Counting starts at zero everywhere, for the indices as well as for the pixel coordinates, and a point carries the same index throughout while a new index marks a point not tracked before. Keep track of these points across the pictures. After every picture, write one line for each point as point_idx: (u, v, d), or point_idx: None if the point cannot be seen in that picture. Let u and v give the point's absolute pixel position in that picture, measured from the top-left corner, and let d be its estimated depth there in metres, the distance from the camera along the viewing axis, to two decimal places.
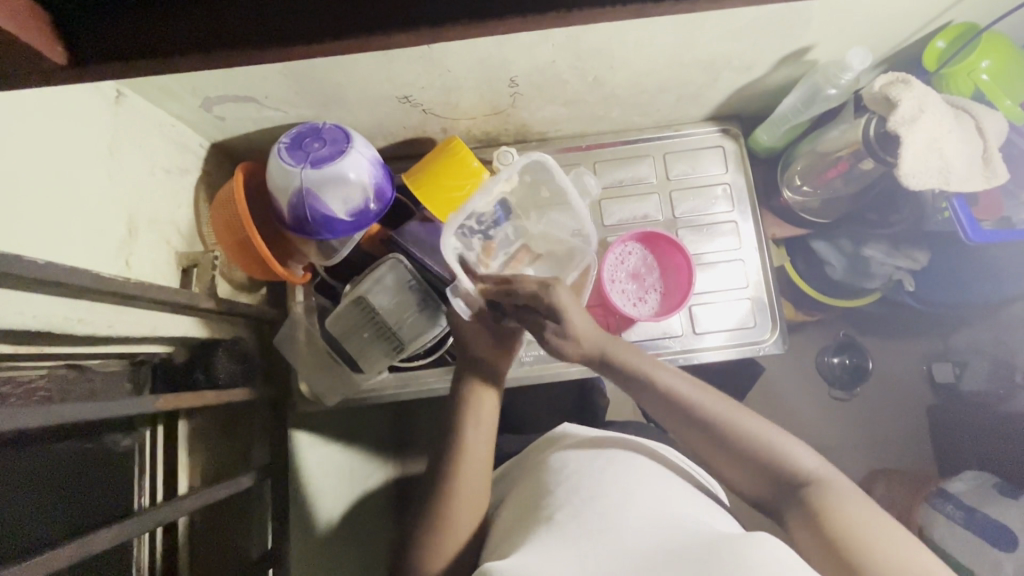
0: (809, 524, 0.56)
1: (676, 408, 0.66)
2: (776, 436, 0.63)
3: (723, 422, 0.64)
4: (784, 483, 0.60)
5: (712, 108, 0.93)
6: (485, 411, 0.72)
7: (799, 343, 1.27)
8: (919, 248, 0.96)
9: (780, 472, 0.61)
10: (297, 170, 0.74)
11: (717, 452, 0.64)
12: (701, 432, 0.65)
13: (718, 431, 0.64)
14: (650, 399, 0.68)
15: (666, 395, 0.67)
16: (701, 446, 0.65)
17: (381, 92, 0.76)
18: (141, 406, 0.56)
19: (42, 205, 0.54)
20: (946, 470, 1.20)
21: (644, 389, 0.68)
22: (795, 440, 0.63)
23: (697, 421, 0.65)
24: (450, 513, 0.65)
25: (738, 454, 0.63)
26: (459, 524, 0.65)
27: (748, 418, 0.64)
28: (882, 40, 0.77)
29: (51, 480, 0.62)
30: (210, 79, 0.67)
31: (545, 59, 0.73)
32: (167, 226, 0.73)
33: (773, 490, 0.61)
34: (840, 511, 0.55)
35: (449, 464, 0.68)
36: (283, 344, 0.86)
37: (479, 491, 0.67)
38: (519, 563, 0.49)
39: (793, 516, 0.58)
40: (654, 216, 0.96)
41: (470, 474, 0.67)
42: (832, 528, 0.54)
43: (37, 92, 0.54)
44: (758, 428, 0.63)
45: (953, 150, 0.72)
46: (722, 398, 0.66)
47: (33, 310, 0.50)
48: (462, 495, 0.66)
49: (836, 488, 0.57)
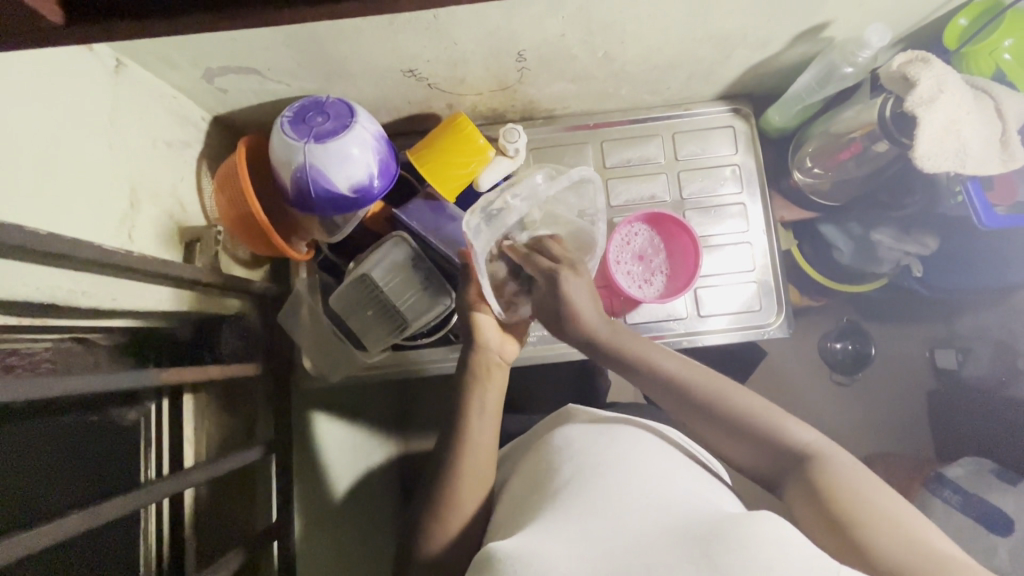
0: (812, 503, 0.56)
1: (677, 397, 0.66)
2: (780, 416, 0.62)
3: (725, 404, 0.64)
4: (787, 460, 0.60)
5: (724, 86, 0.91)
6: (492, 395, 0.71)
7: (803, 327, 1.27)
8: (929, 232, 0.95)
9: (784, 451, 0.61)
10: (301, 145, 0.72)
11: (722, 437, 0.64)
12: (700, 415, 0.65)
13: (723, 415, 0.63)
14: (652, 388, 0.68)
15: (663, 378, 0.67)
16: (703, 430, 0.65)
17: (385, 65, 0.74)
18: (144, 378, 0.55)
19: (43, 174, 0.53)
20: (944, 454, 1.21)
21: (641, 374, 0.69)
22: (799, 420, 0.63)
23: (702, 408, 0.64)
24: (451, 493, 0.65)
25: (743, 437, 0.62)
26: (464, 499, 0.65)
27: (746, 397, 0.64)
28: (904, 17, 0.74)
29: (54, 452, 0.63)
30: (211, 50, 0.66)
31: (554, 32, 0.70)
32: (169, 200, 0.72)
33: (774, 466, 0.61)
34: (846, 489, 0.54)
35: (455, 441, 0.68)
36: (287, 321, 0.85)
37: (483, 471, 0.67)
38: (523, 543, 0.49)
39: (795, 492, 0.58)
40: (661, 196, 0.95)
41: (477, 453, 0.67)
42: (836, 507, 0.54)
43: (35, 57, 0.53)
44: (760, 409, 0.63)
45: (971, 132, 0.71)
46: (724, 380, 0.66)
47: (34, 281, 0.49)
48: (470, 473, 0.66)
49: (844, 467, 0.57)
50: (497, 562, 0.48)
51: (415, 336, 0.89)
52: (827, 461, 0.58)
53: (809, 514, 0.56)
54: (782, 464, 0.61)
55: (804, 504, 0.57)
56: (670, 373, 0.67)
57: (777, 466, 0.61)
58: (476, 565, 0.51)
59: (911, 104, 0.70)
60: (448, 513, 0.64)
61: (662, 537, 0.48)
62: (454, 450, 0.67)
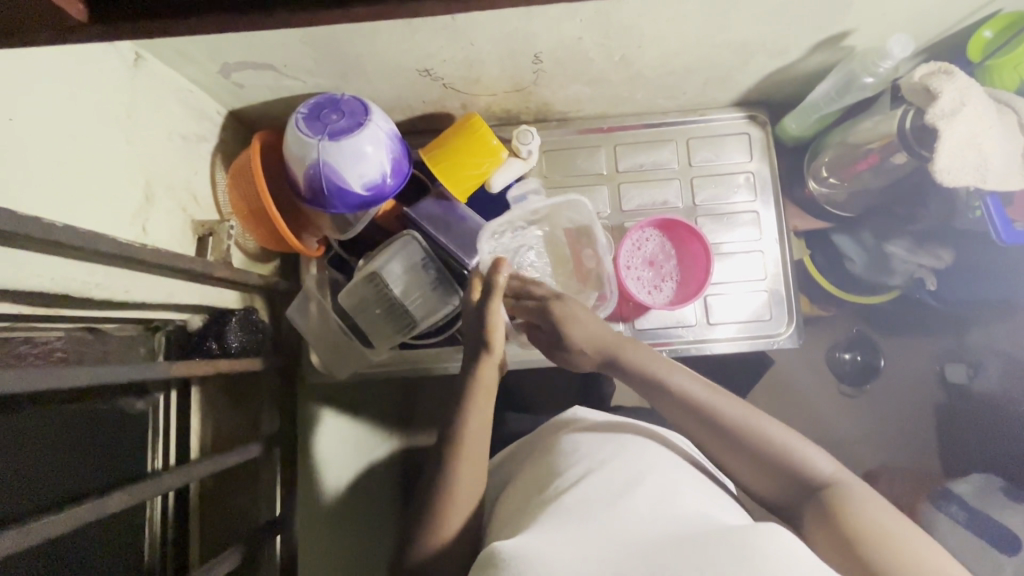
0: (831, 532, 0.55)
1: (698, 422, 0.65)
2: (796, 441, 0.62)
3: (747, 432, 0.63)
4: (805, 488, 0.60)
5: (741, 93, 0.90)
6: (481, 412, 0.68)
7: (812, 337, 1.26)
8: (945, 246, 0.93)
9: (801, 478, 0.60)
10: (315, 142, 0.73)
11: (741, 462, 0.63)
12: (722, 442, 0.63)
13: (741, 442, 0.62)
14: (673, 412, 0.67)
15: (685, 400, 0.66)
16: (721, 455, 0.64)
17: (401, 64, 0.74)
18: (156, 371, 0.56)
19: (59, 165, 0.53)
20: (951, 470, 1.20)
21: (659, 393, 0.68)
22: (817, 448, 0.62)
23: (724, 434, 0.63)
24: (452, 500, 0.63)
25: (763, 464, 0.62)
26: (460, 503, 0.64)
27: (767, 424, 0.63)
28: (927, 27, 0.73)
29: (62, 437, 0.63)
30: (229, 44, 0.66)
31: (571, 35, 0.70)
32: (183, 194, 0.72)
33: (793, 494, 0.61)
34: (862, 518, 0.54)
35: (463, 429, 0.67)
36: (294, 316, 0.84)
37: (477, 480, 0.65)
38: (530, 541, 0.50)
39: (811, 518, 0.58)
40: (673, 202, 0.94)
41: (482, 441, 0.67)
42: (853, 532, 0.53)
43: (60, 52, 0.54)
44: (784, 438, 0.62)
45: (992, 147, 0.69)
46: (745, 407, 0.65)
47: (49, 272, 0.50)
48: (466, 476, 0.65)
49: (863, 494, 0.57)
50: (499, 560, 0.48)
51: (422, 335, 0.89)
52: (843, 488, 0.58)
53: (821, 531, 0.56)
54: (800, 491, 0.60)
55: (822, 533, 0.56)
56: (690, 395, 0.66)
57: (792, 492, 0.61)
58: (477, 565, 0.51)
59: (932, 116, 0.69)
60: (448, 520, 0.63)
61: (670, 541, 0.48)
62: (460, 437, 0.67)
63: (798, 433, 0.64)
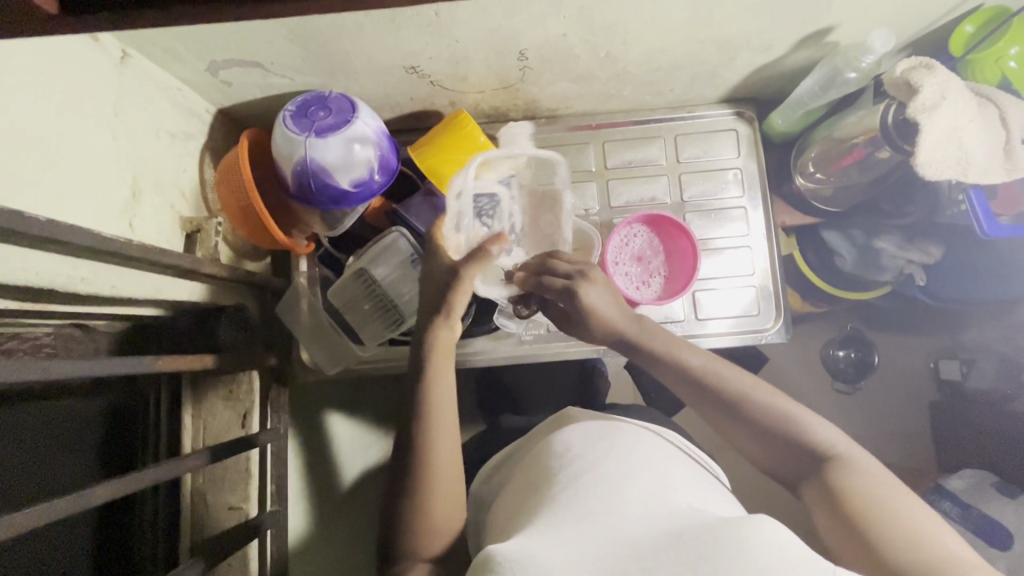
0: (833, 510, 0.56)
1: (702, 393, 0.65)
2: (802, 413, 0.62)
3: (747, 404, 0.63)
4: (807, 459, 0.60)
5: (728, 89, 0.91)
6: (445, 400, 0.67)
7: (805, 333, 1.26)
8: (934, 242, 0.94)
9: (805, 451, 0.60)
10: (302, 138, 0.73)
11: (743, 436, 0.64)
12: (725, 413, 0.64)
13: (749, 416, 0.63)
14: (677, 384, 0.67)
15: (689, 374, 0.66)
16: (724, 426, 0.65)
17: (388, 61, 0.74)
18: (143, 365, 0.56)
19: (47, 161, 0.54)
20: (946, 465, 1.20)
21: (663, 368, 0.67)
22: (823, 419, 0.62)
23: (727, 406, 0.64)
24: (429, 503, 0.62)
25: (766, 438, 0.62)
26: (438, 514, 0.62)
27: (768, 395, 0.63)
28: (908, 22, 0.73)
29: (51, 434, 0.64)
30: (214, 41, 0.66)
31: (556, 31, 0.71)
32: (170, 191, 0.73)
33: (796, 465, 0.61)
34: (866, 497, 0.54)
35: (424, 412, 0.66)
36: (283, 312, 0.86)
37: (453, 480, 0.64)
38: (524, 547, 0.49)
39: (812, 490, 0.59)
40: (662, 199, 0.95)
41: (445, 431, 0.66)
42: (856, 511, 0.54)
43: (44, 49, 0.54)
44: (790, 412, 0.62)
45: (973, 140, 0.70)
46: (748, 379, 0.65)
47: (35, 268, 0.50)
48: (444, 482, 0.63)
49: (864, 469, 0.57)
50: (496, 565, 0.48)
51: (412, 331, 0.89)
52: (845, 460, 0.58)
53: (823, 507, 0.57)
54: (800, 465, 0.61)
55: (824, 508, 0.57)
56: (695, 369, 0.65)
57: (792, 465, 0.61)
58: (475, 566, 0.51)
59: (913, 110, 0.69)
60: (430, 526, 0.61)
61: (663, 540, 0.48)
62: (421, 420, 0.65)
63: (803, 405, 0.63)
